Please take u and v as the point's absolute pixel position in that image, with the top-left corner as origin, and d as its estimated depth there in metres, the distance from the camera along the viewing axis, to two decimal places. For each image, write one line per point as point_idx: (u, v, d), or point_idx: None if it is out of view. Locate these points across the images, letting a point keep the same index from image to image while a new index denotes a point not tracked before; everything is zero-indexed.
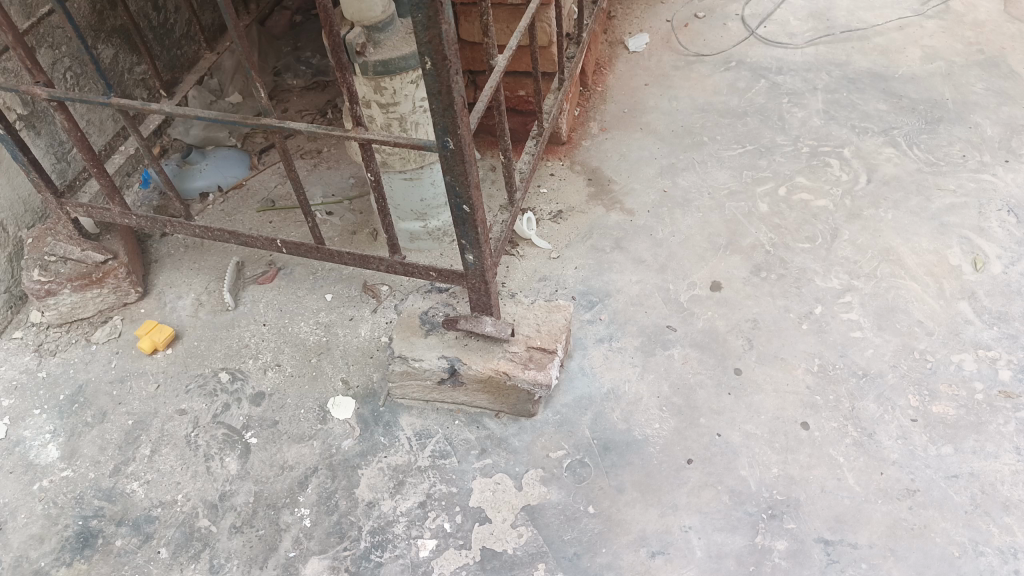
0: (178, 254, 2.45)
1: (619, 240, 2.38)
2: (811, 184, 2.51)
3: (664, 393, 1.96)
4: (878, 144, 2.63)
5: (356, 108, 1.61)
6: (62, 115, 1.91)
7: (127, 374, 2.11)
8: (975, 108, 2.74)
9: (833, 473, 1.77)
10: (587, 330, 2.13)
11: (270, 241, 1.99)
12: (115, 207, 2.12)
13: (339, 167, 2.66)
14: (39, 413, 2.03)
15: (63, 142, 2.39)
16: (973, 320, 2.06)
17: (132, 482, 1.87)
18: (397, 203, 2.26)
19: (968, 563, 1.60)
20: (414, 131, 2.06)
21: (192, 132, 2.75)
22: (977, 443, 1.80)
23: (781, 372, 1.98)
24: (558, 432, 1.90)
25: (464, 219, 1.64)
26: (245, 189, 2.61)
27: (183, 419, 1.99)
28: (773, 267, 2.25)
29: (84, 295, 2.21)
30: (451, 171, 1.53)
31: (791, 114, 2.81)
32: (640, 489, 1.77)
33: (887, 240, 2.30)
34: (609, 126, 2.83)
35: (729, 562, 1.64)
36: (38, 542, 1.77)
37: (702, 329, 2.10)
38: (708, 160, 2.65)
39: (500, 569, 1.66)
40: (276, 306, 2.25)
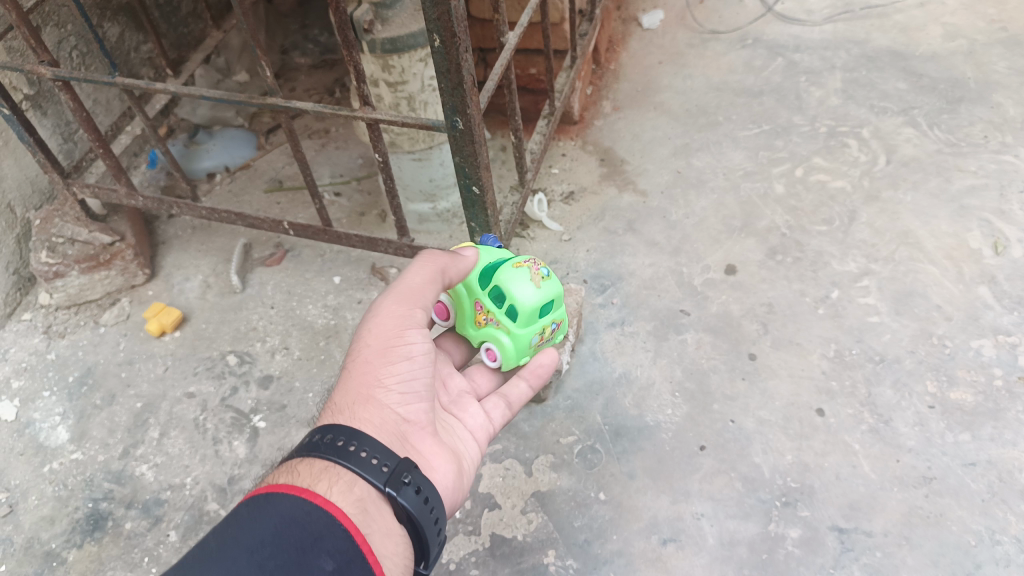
0: (186, 235, 2.43)
1: (632, 222, 2.34)
2: (828, 165, 2.46)
3: (676, 377, 1.93)
4: (897, 124, 2.57)
5: (364, 87, 1.58)
6: (68, 95, 1.88)
7: (136, 356, 2.10)
8: (998, 87, 2.67)
9: (848, 460, 1.74)
10: (598, 314, 2.10)
11: (277, 223, 1.97)
12: (122, 188, 2.10)
13: (347, 147, 2.62)
14: (48, 395, 2.03)
15: (70, 122, 2.37)
16: (993, 304, 2.02)
17: (141, 464, 1.86)
18: (405, 183, 2.23)
19: (984, 552, 1.57)
20: (422, 110, 2.02)
21: (199, 112, 2.70)
22: (996, 430, 1.76)
23: (796, 358, 1.95)
24: (568, 417, 1.88)
25: (474, 202, 1.61)
26: (253, 169, 2.58)
27: (191, 402, 1.98)
28: (789, 250, 2.21)
29: (92, 277, 2.19)
30: (461, 152, 1.50)
31: (809, 93, 2.74)
32: (651, 475, 1.75)
33: (906, 223, 2.25)
34: (622, 104, 2.78)
35: (741, 549, 1.62)
36: (49, 523, 1.77)
37: (716, 313, 2.07)
38: (723, 140, 2.60)
39: (509, 555, 1.65)
40: (284, 288, 2.23)
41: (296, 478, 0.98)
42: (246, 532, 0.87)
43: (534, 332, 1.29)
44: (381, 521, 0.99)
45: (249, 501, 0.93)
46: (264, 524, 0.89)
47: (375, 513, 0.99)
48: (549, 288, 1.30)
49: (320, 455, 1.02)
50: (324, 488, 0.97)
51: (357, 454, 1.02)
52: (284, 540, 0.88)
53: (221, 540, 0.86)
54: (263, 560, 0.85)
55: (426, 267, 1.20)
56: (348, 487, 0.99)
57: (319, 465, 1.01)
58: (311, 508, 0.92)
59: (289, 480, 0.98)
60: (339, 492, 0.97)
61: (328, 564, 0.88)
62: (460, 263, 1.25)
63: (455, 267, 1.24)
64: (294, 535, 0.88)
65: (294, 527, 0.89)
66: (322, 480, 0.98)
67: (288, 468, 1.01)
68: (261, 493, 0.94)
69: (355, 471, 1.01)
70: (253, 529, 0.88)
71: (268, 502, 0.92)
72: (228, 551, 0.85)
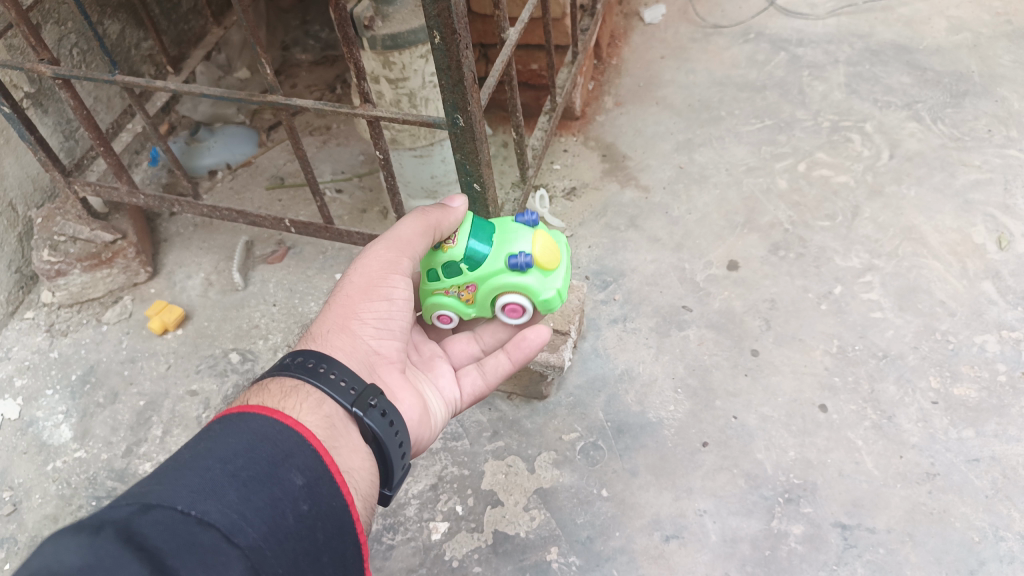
0: (187, 233, 2.42)
1: (634, 218, 2.34)
2: (831, 160, 2.45)
3: (679, 374, 1.93)
4: (901, 118, 2.56)
5: (364, 85, 1.57)
6: (68, 93, 1.88)
7: (138, 354, 2.10)
8: (1002, 81, 2.66)
9: (851, 457, 1.73)
10: (601, 310, 2.10)
11: (278, 220, 1.96)
12: (123, 185, 2.10)
13: (349, 144, 2.61)
14: (51, 393, 2.03)
15: (71, 120, 2.37)
16: (997, 300, 2.01)
17: (144, 462, 1.87)
18: (407, 179, 2.22)
19: (987, 549, 1.57)
20: (424, 107, 2.01)
21: (200, 109, 2.70)
22: (1000, 426, 1.76)
23: (799, 355, 1.94)
24: (571, 414, 1.88)
25: (475, 198, 1.61)
26: (254, 166, 2.58)
27: (194, 400, 1.98)
28: (792, 246, 2.20)
29: (94, 275, 2.19)
30: (462, 148, 1.49)
31: (812, 87, 2.73)
32: (654, 472, 1.75)
33: (909, 218, 2.24)
34: (624, 100, 2.77)
35: (744, 546, 1.62)
36: (53, 522, 1.78)
37: (718, 309, 2.06)
38: (726, 135, 2.59)
39: (512, 552, 1.65)
40: (286, 286, 2.23)
41: (267, 398, 0.99)
42: (219, 445, 0.86)
43: None
44: (348, 440, 1.00)
45: (220, 418, 0.93)
46: (236, 438, 0.88)
47: (344, 434, 1.00)
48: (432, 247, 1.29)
49: (291, 375, 1.03)
50: (294, 407, 0.98)
51: (327, 375, 1.03)
52: (256, 455, 0.86)
53: (193, 451, 0.85)
54: (236, 470, 0.84)
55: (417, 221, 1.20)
56: (316, 406, 1.00)
57: (290, 384, 1.02)
58: (281, 428, 0.92)
59: (260, 400, 0.98)
60: (308, 413, 0.98)
61: (299, 480, 0.87)
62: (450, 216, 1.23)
63: (446, 223, 1.23)
64: (265, 450, 0.88)
65: (265, 443, 0.89)
66: (291, 400, 0.99)
67: (258, 389, 1.01)
68: (232, 411, 0.94)
69: (325, 391, 1.02)
70: (225, 441, 0.87)
71: (240, 419, 0.91)
72: (200, 461, 0.83)
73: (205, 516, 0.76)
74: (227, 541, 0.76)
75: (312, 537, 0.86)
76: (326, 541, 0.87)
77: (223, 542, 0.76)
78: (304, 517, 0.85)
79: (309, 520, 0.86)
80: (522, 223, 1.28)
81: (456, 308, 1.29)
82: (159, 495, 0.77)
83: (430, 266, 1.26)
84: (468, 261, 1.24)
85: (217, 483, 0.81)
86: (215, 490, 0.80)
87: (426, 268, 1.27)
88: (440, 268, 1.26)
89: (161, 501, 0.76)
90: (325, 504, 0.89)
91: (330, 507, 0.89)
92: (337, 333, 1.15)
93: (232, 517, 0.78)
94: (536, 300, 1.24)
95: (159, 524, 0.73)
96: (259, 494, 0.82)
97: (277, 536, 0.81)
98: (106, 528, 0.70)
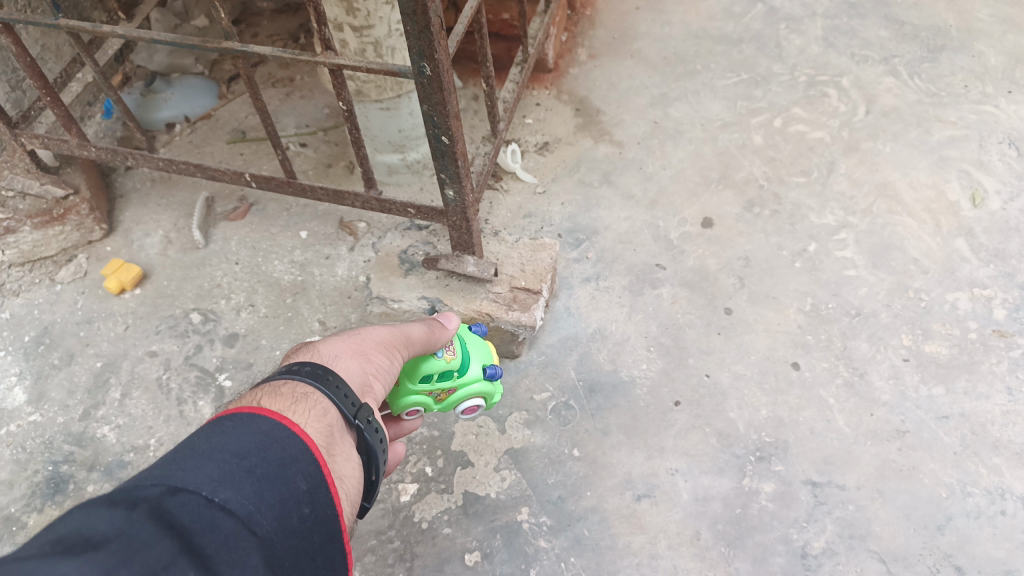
0: (144, 188, 2.33)
1: (608, 173, 2.29)
2: (808, 116, 2.41)
3: (652, 333, 1.90)
4: (878, 73, 2.52)
5: (324, 31, 1.49)
6: (10, 39, 1.76)
7: (95, 315, 2.03)
8: (980, 36, 2.62)
9: (822, 414, 1.73)
10: (573, 269, 2.06)
11: (238, 175, 1.88)
12: (73, 138, 1.99)
13: (313, 96, 2.52)
14: (3, 355, 1.96)
15: (16, 70, 2.25)
16: (969, 258, 2.00)
17: (103, 426, 1.81)
18: (373, 133, 2.14)
19: (955, 505, 1.58)
20: (390, 57, 1.93)
21: (156, 59, 2.58)
22: (969, 383, 1.76)
23: (772, 313, 1.92)
24: (542, 373, 1.85)
25: (443, 152, 1.54)
26: (214, 119, 2.48)
27: (154, 361, 1.92)
28: (766, 203, 2.17)
29: (46, 233, 2.10)
30: (429, 99, 1.42)
31: (789, 41, 2.68)
32: (626, 432, 1.73)
33: (885, 175, 2.22)
34: (598, 52, 2.69)
35: (715, 504, 1.61)
36: (8, 488, 1.72)
37: (692, 268, 2.03)
38: (701, 89, 2.53)
39: (482, 513, 1.63)
40: (248, 244, 2.16)
41: (276, 398, 0.91)
42: (231, 438, 0.80)
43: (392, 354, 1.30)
44: (347, 456, 0.94)
45: (228, 415, 0.85)
46: (250, 434, 0.82)
47: (345, 444, 0.94)
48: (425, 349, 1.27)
49: (302, 379, 0.95)
50: (303, 412, 0.90)
51: (334, 385, 0.97)
52: (269, 454, 0.81)
53: (206, 442, 0.79)
54: (251, 466, 0.78)
55: (425, 328, 1.23)
56: (323, 413, 0.93)
57: (300, 389, 0.94)
58: (290, 432, 0.85)
59: (268, 400, 0.90)
60: (315, 419, 0.90)
61: (303, 485, 0.82)
62: (444, 332, 1.27)
63: (443, 337, 1.26)
64: (277, 449, 0.82)
65: (275, 443, 0.82)
66: (300, 404, 0.91)
67: (268, 388, 0.93)
68: (240, 409, 0.86)
69: (332, 400, 0.95)
70: (238, 435, 0.81)
71: (252, 418, 0.84)
72: (215, 451, 0.78)
73: (227, 503, 0.74)
74: (245, 530, 0.74)
75: (309, 541, 0.81)
76: (321, 545, 0.83)
77: (243, 530, 0.73)
78: (306, 520, 0.81)
79: (310, 523, 0.81)
80: (476, 333, 1.42)
81: (424, 405, 1.33)
82: (184, 478, 0.73)
83: (424, 371, 1.26)
84: (459, 369, 1.32)
85: (233, 474, 0.76)
86: (234, 479, 0.76)
87: (418, 371, 1.26)
88: (432, 374, 1.28)
89: (187, 484, 0.73)
90: (325, 512, 0.84)
91: (328, 515, 0.84)
92: (344, 357, 1.06)
93: (250, 507, 0.75)
94: (487, 402, 1.43)
95: (186, 505, 0.71)
96: (271, 491, 0.78)
97: (285, 533, 0.78)
98: (140, 504, 0.69)
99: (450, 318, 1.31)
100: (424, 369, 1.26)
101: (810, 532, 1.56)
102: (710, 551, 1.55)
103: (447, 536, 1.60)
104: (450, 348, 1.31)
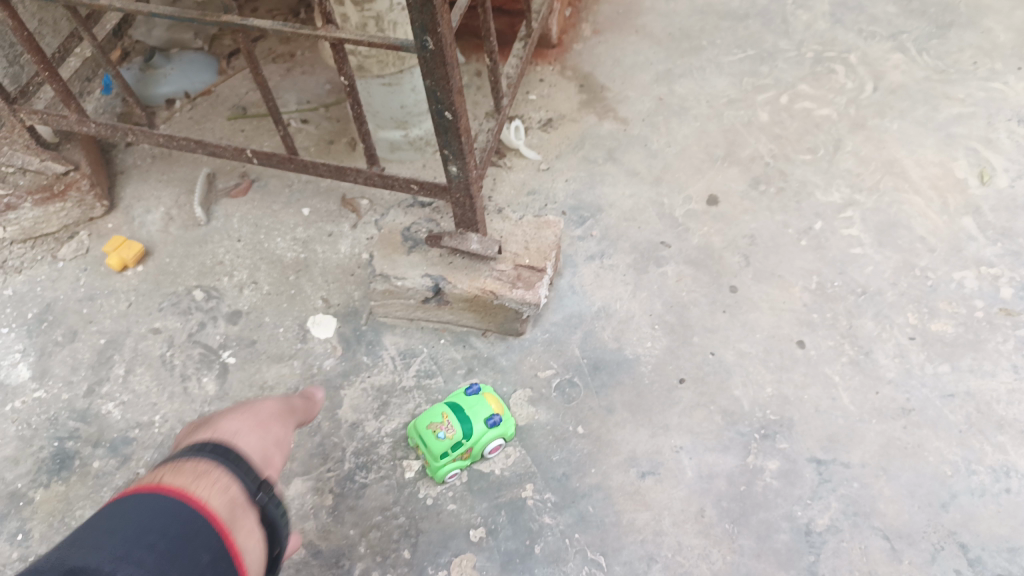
0: (145, 164, 2.31)
1: (612, 150, 2.27)
2: (814, 93, 2.39)
3: (657, 311, 1.90)
4: (885, 50, 2.49)
5: (325, 4, 1.46)
6: (7, 13, 1.73)
7: (98, 292, 2.02)
8: (989, 12, 2.59)
9: (828, 392, 1.73)
10: (578, 246, 2.05)
11: (239, 151, 1.86)
12: (72, 114, 1.97)
13: (314, 72, 2.49)
14: (6, 331, 1.95)
15: (14, 44, 2.23)
16: (976, 236, 1.99)
17: (107, 403, 1.81)
18: (375, 109, 2.12)
19: (959, 482, 1.58)
20: (392, 31, 1.91)
21: (155, 34, 2.55)
22: (975, 361, 1.75)
23: (777, 290, 1.91)
24: (546, 350, 1.85)
25: (446, 128, 1.52)
26: (214, 95, 2.46)
27: (157, 338, 1.91)
28: (772, 180, 2.16)
29: (46, 210, 2.09)
30: (432, 74, 1.40)
31: (796, 16, 2.64)
32: (631, 410, 1.73)
33: (892, 152, 2.20)
34: (602, 28, 2.66)
35: (720, 481, 1.61)
36: (13, 464, 1.72)
37: (697, 245, 2.02)
38: (707, 65, 2.50)
39: (487, 490, 1.63)
40: (250, 221, 2.14)
41: (176, 476, 0.90)
42: (128, 518, 0.81)
43: (415, 440, 1.65)
44: (255, 528, 0.92)
45: (126, 496, 0.85)
46: (149, 511, 0.83)
47: (252, 515, 0.92)
48: (436, 442, 1.57)
49: (204, 455, 0.95)
50: (205, 488, 0.89)
51: (234, 462, 0.96)
52: (170, 528, 0.82)
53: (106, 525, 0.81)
54: (154, 541, 0.79)
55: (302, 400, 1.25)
56: (224, 488, 0.91)
57: (202, 466, 0.93)
58: (191, 508, 0.85)
59: (168, 477, 0.89)
60: (217, 493, 0.90)
61: (205, 558, 0.82)
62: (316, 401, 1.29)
63: (313, 408, 1.28)
64: (177, 525, 0.82)
65: (174, 519, 0.83)
66: (203, 479, 0.91)
67: (169, 466, 0.92)
68: (137, 489, 0.86)
69: (233, 476, 0.94)
70: (138, 514, 0.82)
71: (150, 496, 0.85)
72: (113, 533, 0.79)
73: None
74: None
75: None
76: None
77: None
78: None
79: None
80: (475, 392, 1.65)
81: (460, 465, 1.62)
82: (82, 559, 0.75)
83: (439, 455, 1.57)
84: (465, 436, 1.57)
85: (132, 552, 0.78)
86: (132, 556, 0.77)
87: (434, 457, 1.57)
88: (447, 451, 1.57)
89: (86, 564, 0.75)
90: None
91: None
92: (241, 434, 1.05)
93: None
94: (502, 432, 1.63)
95: None
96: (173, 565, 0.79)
97: None
98: None
99: (316, 390, 1.31)
100: (440, 454, 1.57)
101: (814, 509, 1.56)
102: (714, 528, 1.55)
103: (452, 512, 1.60)
104: (450, 428, 1.57)
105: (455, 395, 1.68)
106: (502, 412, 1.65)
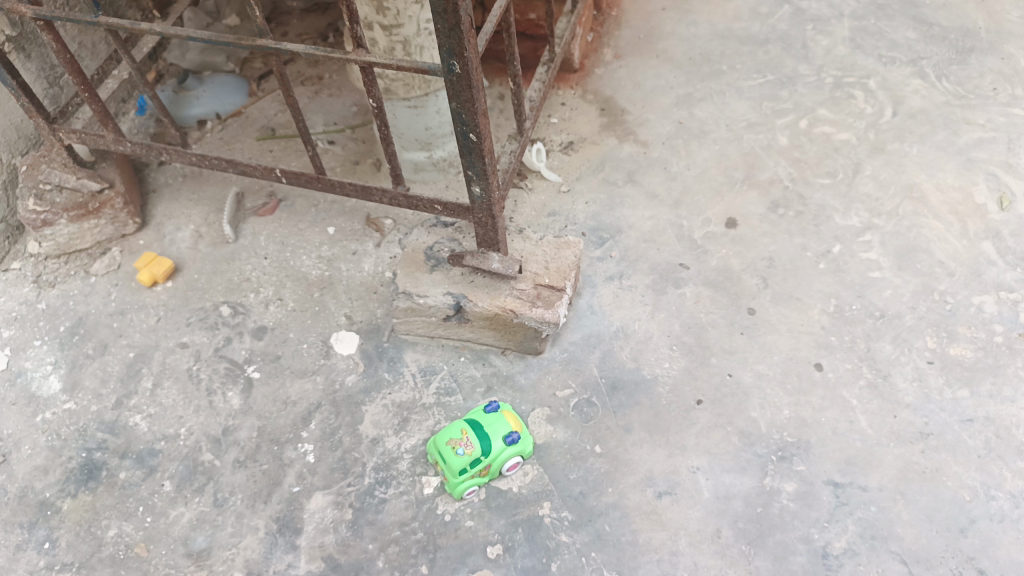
0: (176, 183, 2.37)
1: (632, 172, 2.30)
2: (833, 117, 2.41)
3: (675, 332, 1.91)
4: (905, 75, 2.51)
5: (356, 29, 1.51)
6: (51, 36, 1.80)
7: (128, 307, 2.07)
8: (1010, 37, 2.60)
9: (845, 415, 1.73)
10: (597, 267, 2.07)
11: (269, 171, 1.91)
12: (109, 134, 2.03)
13: (341, 94, 2.55)
14: (39, 344, 2.01)
15: (54, 66, 2.30)
16: (996, 260, 1.99)
17: (135, 414, 1.85)
18: (400, 131, 2.17)
19: (978, 507, 1.57)
20: (418, 55, 1.96)
21: (189, 57, 2.63)
22: (995, 386, 1.75)
23: (796, 313, 1.92)
24: (565, 370, 1.87)
25: (470, 150, 1.56)
26: (244, 116, 2.53)
27: (184, 352, 1.96)
28: (791, 204, 2.17)
29: (81, 226, 2.14)
30: (458, 97, 1.44)
31: (816, 41, 2.67)
32: (648, 429, 1.74)
33: (911, 176, 2.21)
34: (624, 52, 2.70)
35: (737, 502, 1.62)
36: (43, 473, 1.77)
37: (716, 267, 2.04)
38: (727, 90, 2.53)
39: (505, 507, 1.65)
40: (277, 239, 2.19)
41: None
42: None
43: (433, 456, 1.67)
44: None
45: None
46: None
47: None
48: (455, 458, 1.58)
49: None
50: None
51: None
52: None
53: None
54: None
55: None
56: None
57: None
58: None
59: None
60: None
61: None
62: None
63: None
64: None
65: None
66: None
67: None
68: None
69: None
70: None
71: None
72: None
73: None
74: None
75: None
76: None
77: None
78: None
79: None
80: (494, 410, 1.67)
81: (478, 481, 1.63)
82: None
83: (458, 471, 1.58)
84: (483, 453, 1.59)
85: None
86: None
87: (454, 472, 1.59)
88: (466, 467, 1.59)
89: None
90: None
91: None
92: None
93: None
94: (520, 450, 1.66)
95: None
96: None
97: None
98: None
99: None
100: (460, 470, 1.58)
101: (831, 532, 1.57)
102: (730, 549, 1.56)
103: (470, 529, 1.62)
104: (470, 444, 1.60)
105: (473, 413, 1.71)
106: (520, 430, 1.68)
